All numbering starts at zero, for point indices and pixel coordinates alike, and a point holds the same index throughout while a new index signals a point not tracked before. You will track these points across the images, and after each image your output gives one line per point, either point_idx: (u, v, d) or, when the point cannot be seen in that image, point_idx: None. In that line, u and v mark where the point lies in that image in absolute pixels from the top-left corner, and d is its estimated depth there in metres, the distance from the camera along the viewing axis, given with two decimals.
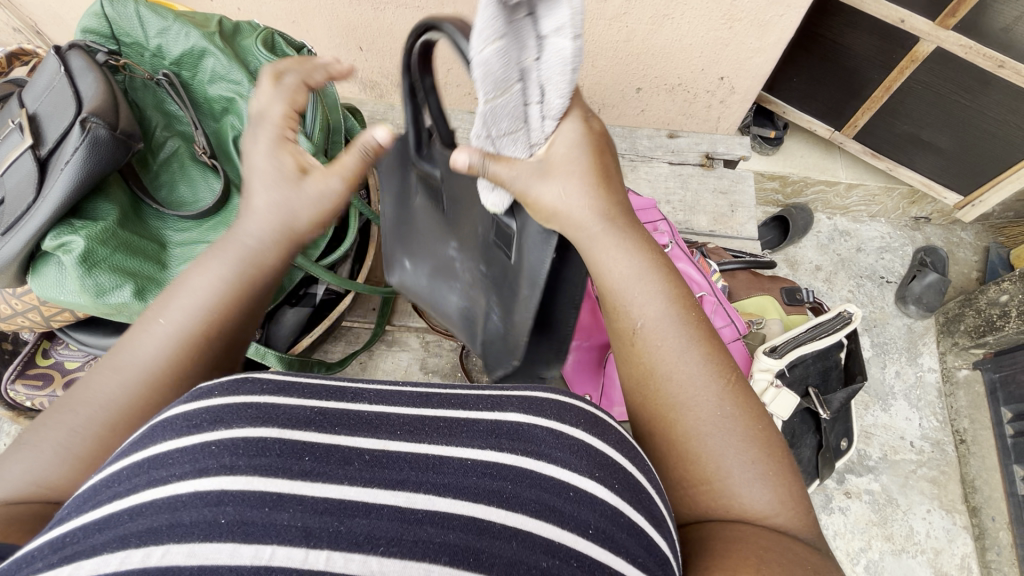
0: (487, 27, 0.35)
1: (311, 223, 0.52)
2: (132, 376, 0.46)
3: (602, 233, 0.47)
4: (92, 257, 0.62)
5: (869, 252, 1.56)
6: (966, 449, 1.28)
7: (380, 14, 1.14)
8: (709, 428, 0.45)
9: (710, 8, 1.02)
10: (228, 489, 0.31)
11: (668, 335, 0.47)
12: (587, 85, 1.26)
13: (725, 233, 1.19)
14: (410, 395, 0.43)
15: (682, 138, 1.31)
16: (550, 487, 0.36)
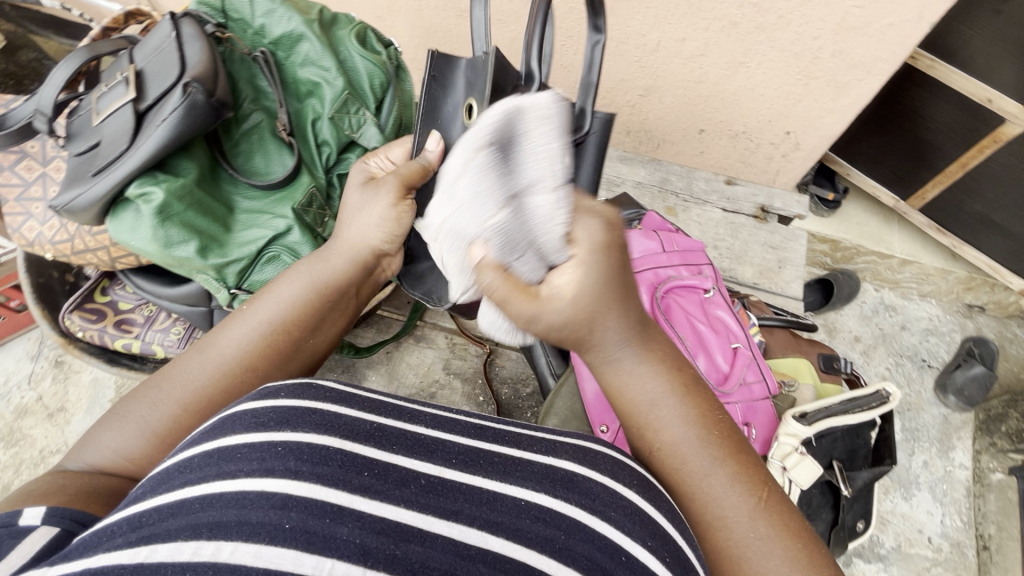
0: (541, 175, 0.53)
1: (380, 243, 0.70)
2: (211, 361, 0.61)
3: (627, 350, 0.57)
4: (168, 211, 0.66)
5: (914, 332, 1.49)
6: (989, 558, 1.21)
7: (462, 21, 1.18)
8: (748, 537, 0.50)
9: (789, 63, 1.02)
10: (292, 494, 0.38)
11: (693, 457, 0.53)
12: (651, 119, 1.27)
13: (768, 288, 1.18)
14: (465, 425, 0.51)
15: (739, 186, 1.33)
16: (604, 546, 0.41)
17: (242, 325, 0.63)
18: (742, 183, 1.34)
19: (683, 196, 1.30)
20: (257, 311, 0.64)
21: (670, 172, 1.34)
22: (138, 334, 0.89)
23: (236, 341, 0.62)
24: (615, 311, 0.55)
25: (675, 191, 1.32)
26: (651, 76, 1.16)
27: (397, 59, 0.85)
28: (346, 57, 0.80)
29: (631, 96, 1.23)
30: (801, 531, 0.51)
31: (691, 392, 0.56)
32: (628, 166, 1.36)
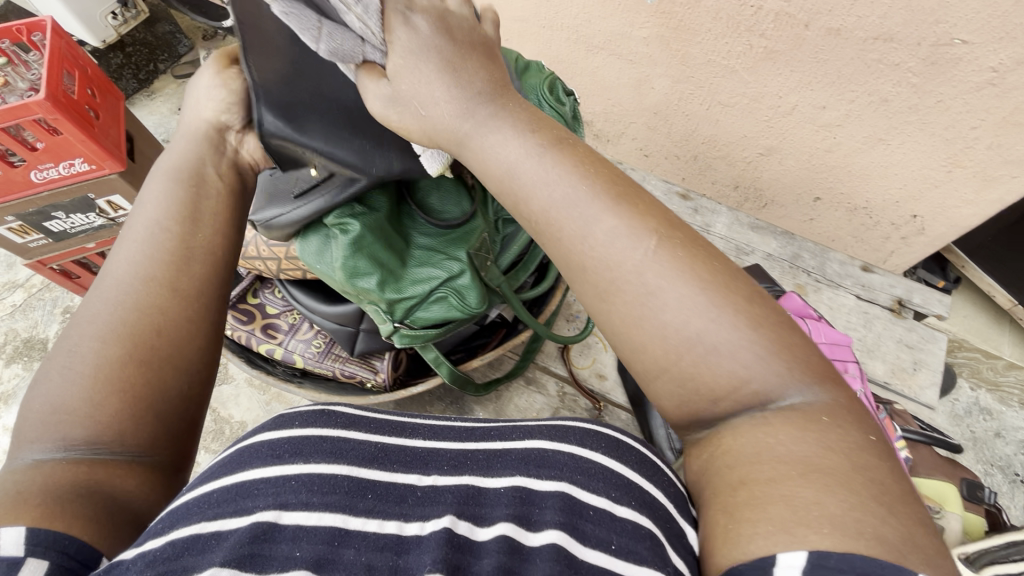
0: None
1: (216, 115, 0.60)
2: (111, 287, 0.50)
3: (501, 134, 0.50)
4: (362, 241, 0.69)
5: (1009, 441, 1.34)
6: None
7: (591, 57, 1.20)
8: (653, 288, 0.44)
9: (935, 147, 0.96)
10: (304, 525, 0.43)
11: (614, 252, 0.45)
12: (764, 178, 1.23)
13: (900, 388, 1.16)
14: (453, 432, 0.56)
15: (876, 275, 1.28)
16: (575, 505, 0.47)
17: (126, 243, 0.52)
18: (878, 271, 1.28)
19: (815, 276, 1.28)
20: (127, 228, 0.53)
21: (801, 249, 1.31)
22: (282, 342, 0.87)
23: (123, 259, 0.51)
24: (446, 74, 0.51)
25: (805, 270, 1.29)
26: (775, 138, 1.13)
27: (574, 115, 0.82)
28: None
29: (748, 153, 1.20)
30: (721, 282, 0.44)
31: (585, 170, 0.48)
32: (760, 235, 1.34)
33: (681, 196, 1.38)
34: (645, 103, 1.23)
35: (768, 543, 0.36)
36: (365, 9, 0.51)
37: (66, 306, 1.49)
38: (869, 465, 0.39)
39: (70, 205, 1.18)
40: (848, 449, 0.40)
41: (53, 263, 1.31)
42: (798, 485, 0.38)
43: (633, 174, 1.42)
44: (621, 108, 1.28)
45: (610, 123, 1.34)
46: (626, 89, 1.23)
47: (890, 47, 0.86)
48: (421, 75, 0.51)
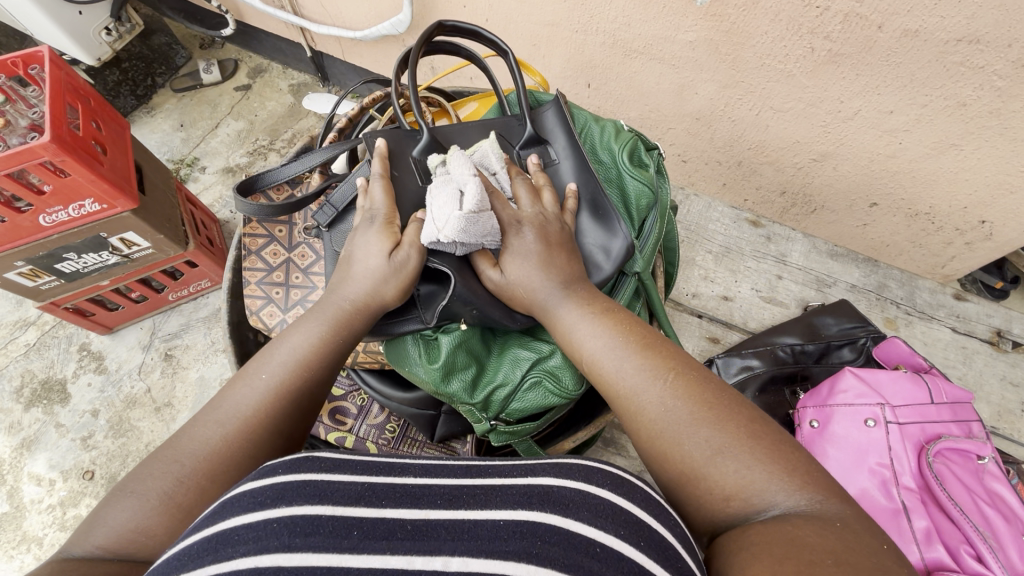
0: (470, 237, 0.60)
1: (392, 296, 0.62)
2: (225, 419, 0.52)
3: (557, 297, 0.61)
4: (462, 339, 0.66)
5: None
6: None
7: (628, 62, 1.12)
8: (669, 418, 0.50)
9: (1014, 150, 0.89)
10: (283, 565, 0.37)
11: (636, 390, 0.53)
12: (817, 184, 1.16)
13: (1008, 433, 1.10)
14: (453, 467, 0.48)
15: (970, 303, 1.24)
16: (577, 544, 0.40)
17: (252, 383, 0.54)
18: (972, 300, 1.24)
19: (906, 308, 1.22)
20: (270, 358, 0.57)
21: (888, 277, 1.26)
22: (353, 429, 0.80)
23: (248, 397, 0.54)
24: (538, 265, 0.62)
25: (895, 302, 1.23)
26: (832, 143, 1.05)
27: (660, 167, 0.77)
28: (616, 179, 0.74)
29: (800, 159, 1.12)
30: (734, 418, 0.48)
31: (615, 326, 0.59)
32: (841, 263, 1.29)
33: (752, 223, 1.33)
34: (686, 108, 1.15)
35: None
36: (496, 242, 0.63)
37: (82, 343, 1.43)
38: (878, 557, 0.38)
39: (83, 246, 1.11)
40: (864, 545, 0.39)
41: (67, 304, 1.26)
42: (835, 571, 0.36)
43: (698, 201, 1.36)
44: (659, 114, 1.21)
45: (646, 130, 1.27)
46: (666, 95, 1.15)
47: (975, 48, 0.79)
48: (515, 262, 0.63)
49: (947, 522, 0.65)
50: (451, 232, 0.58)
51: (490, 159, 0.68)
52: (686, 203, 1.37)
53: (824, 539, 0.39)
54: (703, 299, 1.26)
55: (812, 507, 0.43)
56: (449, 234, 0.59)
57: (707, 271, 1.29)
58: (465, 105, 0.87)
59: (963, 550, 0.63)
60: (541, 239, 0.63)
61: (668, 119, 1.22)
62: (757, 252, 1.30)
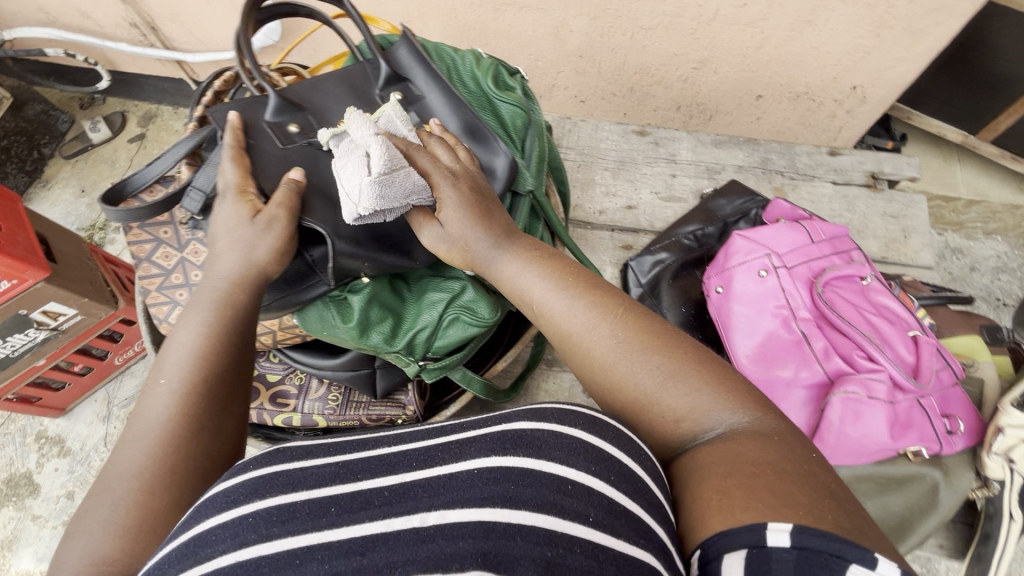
0: (388, 201, 0.62)
1: (269, 259, 0.61)
2: (146, 432, 0.50)
3: (504, 260, 0.64)
4: (371, 293, 0.70)
5: (984, 272, 1.45)
6: None
7: (499, 16, 1.15)
8: (615, 348, 0.55)
9: (859, 14, 0.96)
10: (264, 554, 0.40)
11: (584, 329, 0.57)
12: (704, 91, 1.22)
13: (897, 259, 1.12)
14: (424, 431, 0.51)
15: (843, 156, 1.24)
16: (552, 484, 0.44)
17: (159, 392, 0.53)
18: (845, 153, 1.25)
19: (790, 174, 1.21)
20: (167, 362, 0.55)
21: (769, 150, 1.24)
22: (297, 407, 0.82)
23: (160, 403, 0.52)
24: (478, 227, 0.64)
25: (781, 171, 1.21)
26: (705, 48, 1.11)
27: (526, 91, 0.83)
28: (490, 105, 0.79)
29: (682, 70, 1.18)
30: (674, 351, 0.53)
31: (555, 273, 0.62)
32: (725, 149, 1.24)
33: (639, 133, 1.25)
34: (566, 48, 1.19)
35: (761, 519, 0.41)
36: (424, 199, 0.65)
37: (38, 431, 1.38)
38: (814, 465, 0.46)
39: (6, 328, 1.08)
40: (793, 451, 0.46)
41: (8, 393, 1.22)
42: (774, 480, 0.43)
43: (586, 125, 1.27)
44: (545, 62, 1.24)
45: (537, 80, 1.31)
46: (544, 40, 1.18)
47: None
48: (458, 230, 0.64)
49: (842, 340, 0.74)
50: (366, 201, 0.61)
51: (397, 122, 0.68)
52: (574, 130, 1.27)
53: (764, 454, 0.46)
54: (610, 215, 1.18)
55: (748, 421, 0.49)
56: (364, 204, 0.62)
57: (609, 188, 1.20)
58: (319, 68, 0.88)
59: (855, 354, 0.72)
60: (477, 204, 0.65)
61: (554, 64, 1.25)
62: (650, 158, 1.23)
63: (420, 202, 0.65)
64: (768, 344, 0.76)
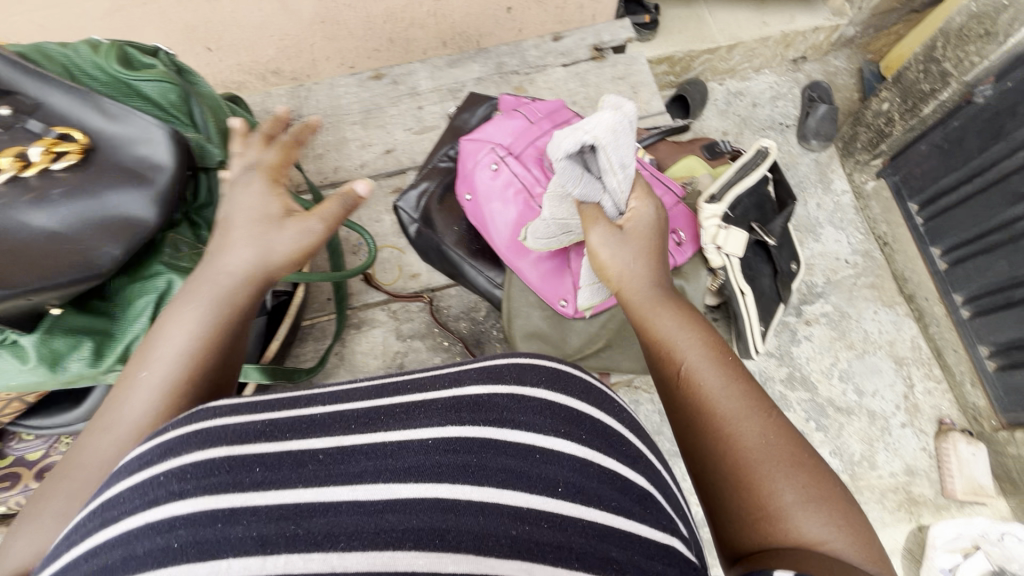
0: (616, 162, 0.71)
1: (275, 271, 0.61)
2: (123, 438, 0.48)
3: (648, 303, 0.66)
4: (52, 324, 0.69)
5: (763, 104, 1.65)
6: (891, 250, 1.47)
7: (216, 6, 1.05)
8: (738, 414, 0.53)
9: None
10: (178, 514, 0.36)
11: (713, 385, 0.56)
12: (457, 20, 1.23)
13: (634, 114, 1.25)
14: (365, 389, 0.49)
15: (567, 39, 1.33)
16: (517, 452, 0.44)
17: (140, 390, 0.50)
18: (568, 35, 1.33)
19: (523, 70, 1.28)
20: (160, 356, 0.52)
21: (500, 56, 1.30)
22: None
23: (138, 406, 0.50)
24: (636, 255, 0.69)
25: (513, 71, 1.28)
26: None
27: (172, 63, 0.83)
28: (132, 88, 0.78)
29: (427, 5, 1.17)
30: (810, 459, 0.51)
31: (701, 327, 0.62)
32: (460, 67, 1.30)
33: (375, 77, 1.30)
34: (303, 18, 1.13)
35: None
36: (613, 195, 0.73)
37: None
38: None
39: None
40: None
41: None
42: None
43: (321, 86, 1.30)
44: (294, 41, 1.18)
45: (296, 60, 1.24)
46: (275, 17, 1.11)
47: None
48: (606, 252, 0.70)
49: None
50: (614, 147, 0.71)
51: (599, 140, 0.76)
52: (311, 95, 1.29)
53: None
54: (372, 164, 1.22)
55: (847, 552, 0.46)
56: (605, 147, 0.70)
57: (361, 139, 1.24)
58: None
59: None
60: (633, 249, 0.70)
61: (303, 39, 1.19)
62: (393, 99, 1.27)
63: (612, 187, 0.73)
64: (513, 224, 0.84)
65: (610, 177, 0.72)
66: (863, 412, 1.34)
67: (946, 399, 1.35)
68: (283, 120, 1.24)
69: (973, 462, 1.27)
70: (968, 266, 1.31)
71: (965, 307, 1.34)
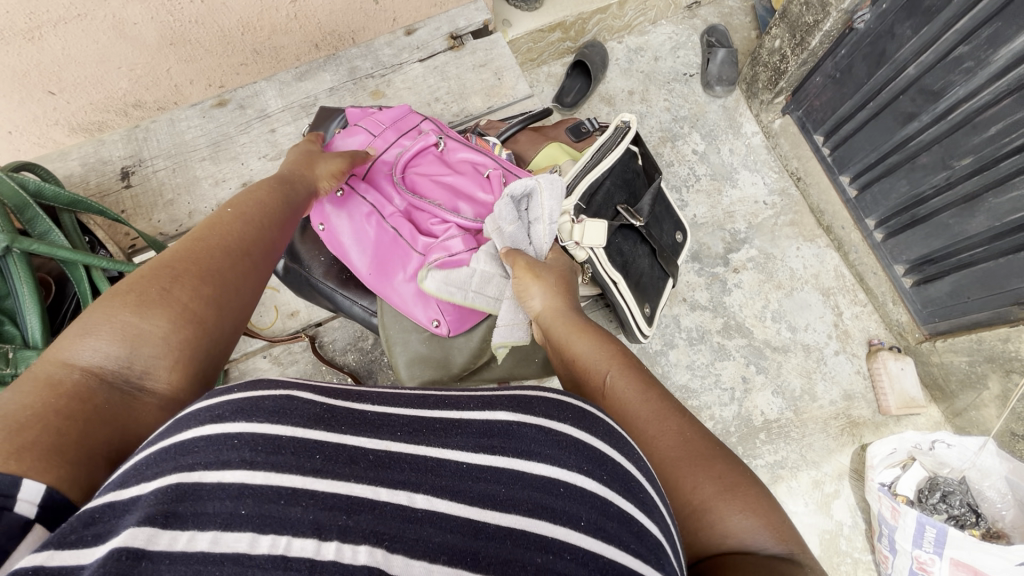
0: (549, 214, 0.76)
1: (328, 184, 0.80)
2: (215, 249, 0.59)
3: (562, 326, 0.68)
4: None
5: (665, 57, 1.62)
6: (805, 184, 1.49)
7: (41, 43, 0.92)
8: (647, 419, 0.54)
9: None
10: (248, 483, 0.35)
11: (622, 393, 0.57)
12: (324, 18, 1.16)
13: (500, 104, 1.27)
14: (408, 396, 0.47)
15: (420, 30, 1.30)
16: (542, 485, 0.42)
17: (237, 219, 0.64)
18: (421, 25, 1.30)
19: (378, 73, 1.26)
20: (246, 214, 0.65)
21: (350, 60, 1.27)
22: None
23: (230, 226, 0.62)
24: (543, 285, 0.72)
25: (367, 75, 1.26)
26: None
27: None
28: None
29: (284, 9, 1.09)
30: (719, 453, 0.52)
31: (608, 341, 0.64)
32: (311, 79, 1.26)
33: (219, 104, 1.23)
34: (149, 41, 1.02)
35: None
36: (537, 246, 0.77)
37: None
38: None
39: None
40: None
41: None
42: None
43: (159, 123, 1.20)
44: (148, 67, 1.08)
45: (156, 88, 1.14)
46: (117, 45, 0.99)
47: None
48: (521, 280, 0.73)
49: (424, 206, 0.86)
50: (549, 200, 0.75)
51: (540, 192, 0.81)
52: (150, 135, 1.20)
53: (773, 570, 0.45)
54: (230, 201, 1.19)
55: (765, 541, 0.47)
56: (544, 197, 0.75)
57: (214, 176, 1.19)
58: None
59: (436, 221, 0.86)
60: (547, 277, 0.73)
61: (159, 64, 1.08)
62: (242, 126, 1.22)
63: (536, 240, 0.77)
64: (366, 241, 0.85)
65: (542, 223, 0.76)
66: (799, 347, 1.37)
67: (873, 320, 1.40)
68: (124, 168, 1.17)
69: (903, 376, 1.31)
70: (873, 190, 1.33)
71: (878, 230, 1.37)
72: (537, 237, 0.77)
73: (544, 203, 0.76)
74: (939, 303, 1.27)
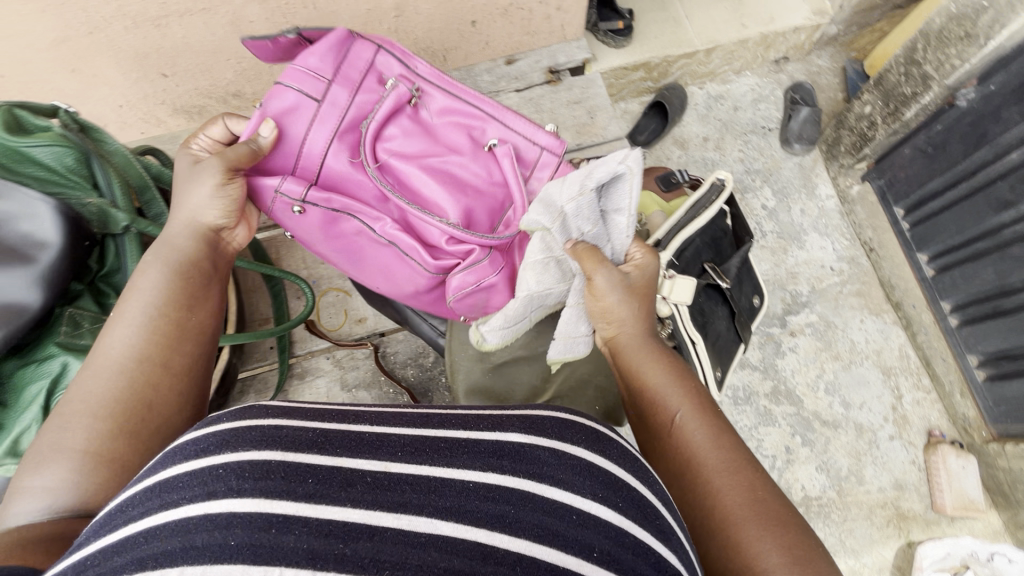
0: (630, 207, 0.73)
1: (218, 219, 0.71)
2: (111, 373, 0.58)
3: (641, 353, 0.68)
4: None
5: (745, 108, 1.60)
6: (877, 256, 1.43)
7: (165, 30, 0.98)
8: (719, 472, 0.55)
9: None
10: (237, 511, 0.34)
11: (696, 440, 0.58)
12: (420, 35, 1.20)
13: (592, 142, 1.35)
14: (410, 417, 0.47)
15: (520, 61, 1.36)
16: (556, 511, 0.40)
17: (122, 326, 0.61)
18: (521, 56, 1.36)
19: None
20: (129, 316, 0.62)
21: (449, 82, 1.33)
22: None
23: (115, 341, 0.60)
24: (628, 303, 0.70)
25: None
26: None
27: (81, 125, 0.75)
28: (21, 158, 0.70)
29: (386, 22, 1.13)
30: (791, 518, 0.52)
31: (688, 378, 0.64)
32: None
33: None
34: None
35: None
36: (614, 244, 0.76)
37: None
38: None
39: None
40: None
41: None
42: None
43: None
44: (251, 61, 1.14)
45: (256, 81, 1.20)
46: (230, 39, 1.05)
47: None
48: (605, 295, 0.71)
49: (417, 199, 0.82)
50: (632, 191, 0.72)
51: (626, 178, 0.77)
52: None
53: None
54: None
55: None
56: (628, 187, 0.72)
57: None
58: None
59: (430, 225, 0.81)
60: (632, 299, 0.71)
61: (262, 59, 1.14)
62: None
63: (613, 236, 0.76)
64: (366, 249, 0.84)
65: (621, 216, 0.74)
66: (851, 425, 1.30)
67: (935, 409, 1.32)
68: None
69: (963, 475, 1.23)
70: (953, 274, 1.27)
71: (952, 315, 1.30)
72: (614, 232, 0.75)
73: (627, 194, 0.73)
74: (1015, 404, 1.20)
